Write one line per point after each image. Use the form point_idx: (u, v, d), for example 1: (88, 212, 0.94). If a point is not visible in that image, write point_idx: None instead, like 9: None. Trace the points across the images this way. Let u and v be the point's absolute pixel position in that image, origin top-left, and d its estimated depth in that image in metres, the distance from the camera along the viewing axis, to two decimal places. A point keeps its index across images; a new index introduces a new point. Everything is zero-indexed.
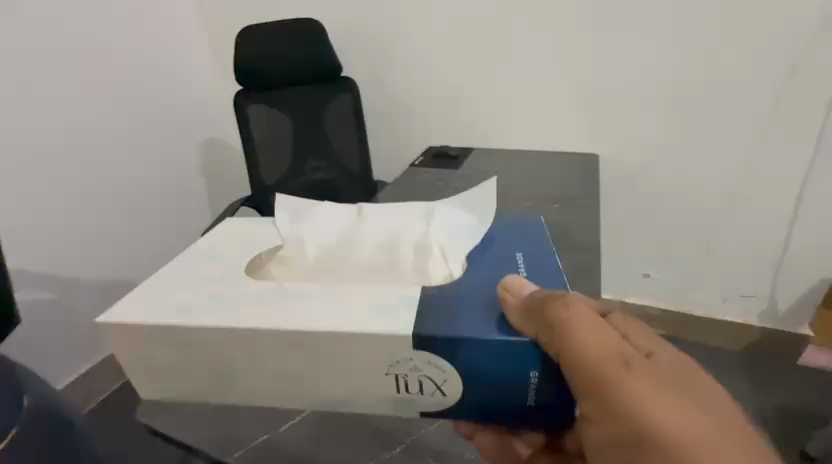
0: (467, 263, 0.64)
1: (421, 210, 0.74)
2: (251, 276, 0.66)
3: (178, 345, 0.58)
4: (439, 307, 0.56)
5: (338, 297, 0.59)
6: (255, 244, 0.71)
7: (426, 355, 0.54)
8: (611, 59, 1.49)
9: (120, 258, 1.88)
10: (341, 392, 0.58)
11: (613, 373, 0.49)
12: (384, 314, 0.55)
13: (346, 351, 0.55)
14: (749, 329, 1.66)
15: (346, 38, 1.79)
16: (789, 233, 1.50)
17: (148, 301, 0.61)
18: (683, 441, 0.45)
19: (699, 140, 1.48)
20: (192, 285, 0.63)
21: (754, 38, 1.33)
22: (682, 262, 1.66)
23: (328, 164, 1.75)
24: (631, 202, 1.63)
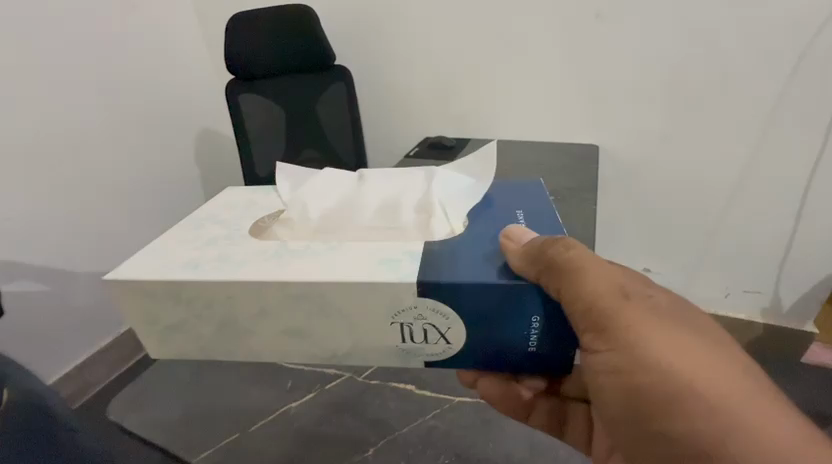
0: (468, 220, 0.62)
1: (420, 174, 0.72)
2: (252, 234, 0.65)
3: (184, 300, 0.57)
4: (442, 257, 0.55)
5: (343, 251, 0.58)
6: (257, 210, 0.70)
7: (431, 303, 0.53)
8: (610, 52, 1.43)
9: (124, 247, 1.78)
10: (347, 343, 0.57)
11: (614, 310, 0.51)
12: (387, 264, 0.55)
13: (352, 301, 0.54)
14: (750, 326, 1.64)
15: (343, 24, 1.71)
16: (794, 229, 1.46)
17: (153, 260, 0.60)
18: (679, 367, 0.48)
19: (702, 133, 1.43)
20: (193, 245, 0.62)
21: (761, 30, 1.27)
22: (686, 258, 1.63)
23: (323, 154, 1.69)
24: (629, 195, 1.59)
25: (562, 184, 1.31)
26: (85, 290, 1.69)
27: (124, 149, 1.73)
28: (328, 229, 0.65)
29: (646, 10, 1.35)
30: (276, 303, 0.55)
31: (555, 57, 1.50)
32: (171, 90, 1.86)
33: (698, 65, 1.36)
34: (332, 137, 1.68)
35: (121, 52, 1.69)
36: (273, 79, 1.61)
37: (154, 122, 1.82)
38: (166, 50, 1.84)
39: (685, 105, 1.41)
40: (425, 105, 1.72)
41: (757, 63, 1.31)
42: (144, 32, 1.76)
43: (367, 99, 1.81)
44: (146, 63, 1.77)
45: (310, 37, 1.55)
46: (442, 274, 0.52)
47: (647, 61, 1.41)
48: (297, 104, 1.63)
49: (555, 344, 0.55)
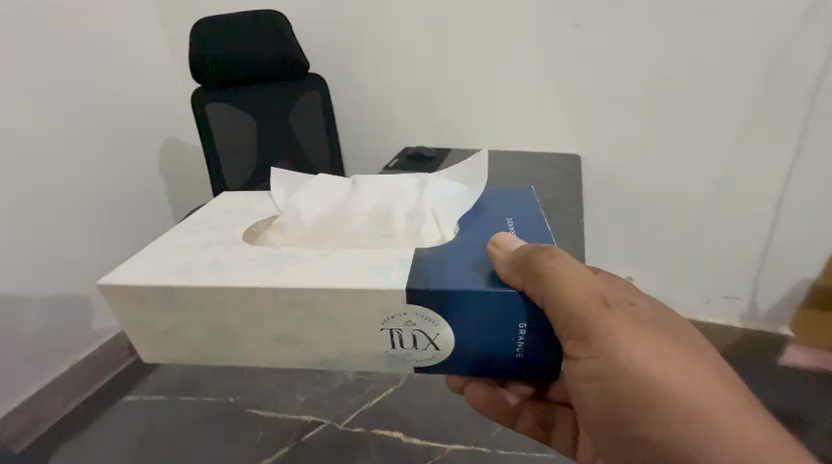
0: (459, 227, 0.63)
1: (413, 182, 0.73)
2: (245, 239, 0.65)
3: (177, 306, 0.57)
4: (432, 264, 0.56)
5: (335, 258, 0.58)
6: (251, 215, 0.70)
7: (421, 310, 0.54)
8: (590, 60, 1.45)
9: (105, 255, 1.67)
10: (338, 349, 0.58)
11: (597, 318, 0.53)
12: (378, 270, 0.56)
13: (342, 307, 0.54)
14: (731, 331, 1.69)
15: (315, 29, 1.66)
16: (771, 234, 1.52)
17: (147, 265, 0.59)
18: (657, 374, 0.50)
19: (684, 140, 1.46)
20: (186, 250, 0.62)
21: (737, 37, 1.31)
22: (666, 265, 1.67)
23: (298, 165, 1.64)
24: (613, 204, 1.62)
25: (549, 196, 1.31)
26: (62, 303, 1.57)
27: (109, 157, 1.67)
28: (320, 235, 0.66)
29: (624, 22, 1.38)
30: (267, 311, 0.56)
31: (534, 66, 1.51)
32: (151, 95, 1.81)
33: (675, 76, 1.40)
34: (306, 148, 1.64)
35: (101, 55, 1.63)
36: (242, 91, 1.56)
37: (137, 128, 1.76)
38: (143, 52, 1.78)
39: (664, 115, 1.45)
40: (398, 114, 1.72)
41: (731, 74, 1.36)
42: (121, 35, 1.70)
43: (346, 107, 1.77)
44: (125, 67, 1.71)
45: (281, 45, 1.51)
46: (431, 281, 0.53)
47: (625, 71, 1.43)
48: (268, 114, 1.58)
49: (542, 350, 0.56)
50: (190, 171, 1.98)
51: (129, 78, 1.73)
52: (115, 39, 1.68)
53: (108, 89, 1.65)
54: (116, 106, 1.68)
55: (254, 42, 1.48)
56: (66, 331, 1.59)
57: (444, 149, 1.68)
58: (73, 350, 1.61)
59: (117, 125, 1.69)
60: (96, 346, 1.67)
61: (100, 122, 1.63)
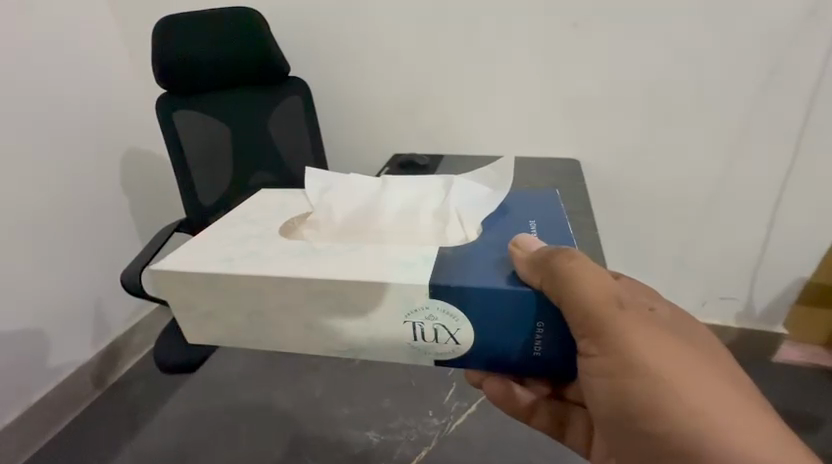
0: (483, 228, 0.66)
1: (440, 183, 0.76)
2: (282, 233, 0.68)
3: (219, 292, 0.60)
4: (456, 261, 0.58)
5: (364, 254, 0.61)
6: (287, 211, 0.73)
7: (442, 304, 0.56)
8: (577, 67, 1.46)
9: (62, 290, 1.71)
10: (364, 339, 0.60)
11: (614, 319, 0.55)
12: (406, 265, 0.58)
13: (369, 300, 0.57)
14: (729, 330, 1.73)
15: (294, 37, 1.64)
16: (768, 236, 1.56)
17: (197, 252, 0.63)
18: (671, 375, 0.53)
19: (683, 142, 1.49)
20: (228, 241, 0.65)
21: (735, 39, 1.34)
22: (665, 270, 1.71)
23: (279, 176, 1.63)
24: (615, 210, 1.64)
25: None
26: (19, 342, 1.60)
27: (84, 171, 1.74)
28: (348, 232, 0.68)
29: (611, 30, 1.40)
30: (302, 291, 0.57)
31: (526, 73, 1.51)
32: (120, 107, 1.86)
33: (672, 83, 1.42)
34: (285, 155, 1.62)
35: (72, 71, 1.69)
36: (216, 96, 1.54)
37: (108, 141, 1.82)
38: (112, 63, 1.82)
39: (657, 123, 1.48)
40: (391, 120, 1.68)
41: (729, 75, 1.38)
42: (91, 47, 1.74)
43: (332, 112, 1.73)
44: (95, 81, 1.76)
45: (254, 45, 1.49)
46: (454, 276, 0.56)
47: (618, 79, 1.45)
48: (245, 118, 1.57)
49: (559, 342, 0.58)
50: (152, 197, 2.01)
51: (100, 91, 1.78)
52: (85, 53, 1.73)
53: (79, 105, 1.72)
54: (88, 121, 1.75)
55: (226, 43, 1.47)
56: (24, 370, 1.63)
57: (438, 156, 1.66)
58: (35, 386, 1.67)
59: (91, 139, 1.76)
60: (57, 382, 1.73)
61: (76, 139, 1.71)
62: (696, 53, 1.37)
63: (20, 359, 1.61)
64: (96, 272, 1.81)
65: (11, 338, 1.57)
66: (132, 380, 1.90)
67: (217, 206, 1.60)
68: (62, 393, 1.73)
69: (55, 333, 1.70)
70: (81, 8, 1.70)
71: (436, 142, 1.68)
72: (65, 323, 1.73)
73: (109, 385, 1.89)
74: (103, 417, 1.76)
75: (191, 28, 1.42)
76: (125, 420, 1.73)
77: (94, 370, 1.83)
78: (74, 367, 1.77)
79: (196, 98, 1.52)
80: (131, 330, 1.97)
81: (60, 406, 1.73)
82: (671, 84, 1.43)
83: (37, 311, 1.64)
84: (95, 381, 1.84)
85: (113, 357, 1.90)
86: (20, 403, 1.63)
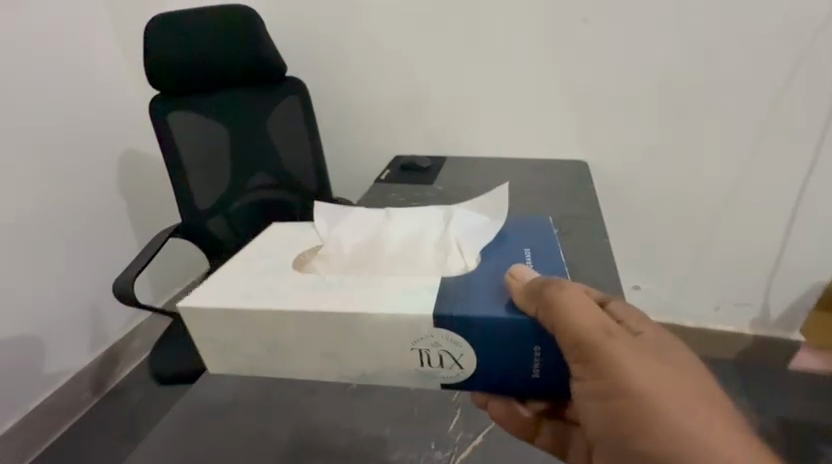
0: (482, 256, 0.60)
1: (437, 214, 0.72)
2: (296, 268, 0.62)
3: (241, 325, 0.55)
4: (460, 290, 0.53)
5: (368, 285, 0.56)
6: (299, 242, 0.67)
7: (447, 333, 0.51)
8: (587, 64, 1.40)
9: (57, 295, 1.65)
10: (372, 366, 0.55)
11: (605, 344, 0.48)
12: (408, 295, 0.53)
13: (372, 327, 0.52)
14: (741, 337, 1.67)
15: (294, 33, 1.58)
16: (785, 240, 1.49)
17: (218, 286, 0.58)
18: (675, 414, 0.44)
19: (696, 143, 1.43)
20: (246, 274, 0.60)
21: (753, 36, 1.27)
22: (676, 274, 1.64)
23: (278, 179, 1.58)
24: (623, 213, 1.58)
25: (560, 212, 1.20)
26: (12, 349, 1.54)
27: (77, 172, 1.68)
28: (351, 262, 0.63)
29: (624, 23, 1.33)
30: (311, 325, 0.53)
31: (534, 69, 1.44)
32: (115, 106, 1.80)
33: (687, 79, 1.36)
34: (283, 159, 1.56)
35: (63, 69, 1.63)
36: (211, 96, 1.49)
37: (102, 141, 1.76)
38: (106, 61, 1.76)
39: (672, 121, 1.41)
40: (392, 121, 1.62)
41: (747, 74, 1.32)
42: (84, 45, 1.69)
43: (332, 113, 1.68)
44: (88, 79, 1.70)
45: (251, 44, 1.43)
46: (455, 306, 0.51)
47: (630, 75, 1.39)
48: (242, 120, 1.52)
49: (558, 368, 0.53)
50: (149, 199, 1.94)
51: (93, 89, 1.72)
52: (77, 51, 1.67)
53: (72, 104, 1.66)
54: (81, 120, 1.69)
55: (221, 41, 1.41)
56: (18, 377, 1.57)
57: (440, 158, 1.60)
58: (30, 394, 1.60)
59: (84, 139, 1.70)
60: (53, 389, 1.66)
61: (68, 138, 1.65)
62: (714, 47, 1.31)
63: (15, 366, 1.55)
64: (90, 276, 1.74)
65: (2, 345, 1.52)
66: (129, 388, 1.84)
67: (213, 210, 1.54)
68: (58, 400, 1.66)
69: (50, 339, 1.64)
70: (73, 4, 1.64)
71: (440, 143, 1.62)
72: (60, 329, 1.67)
73: (107, 392, 1.82)
74: (98, 426, 1.70)
75: (185, 26, 1.37)
76: (120, 428, 1.69)
77: (91, 376, 1.77)
78: (69, 375, 1.71)
79: (190, 99, 1.47)
80: (130, 335, 1.90)
81: (56, 414, 1.66)
82: (686, 80, 1.36)
83: (31, 316, 1.58)
84: (93, 387, 1.78)
85: (111, 363, 1.84)
86: (17, 411, 1.57)
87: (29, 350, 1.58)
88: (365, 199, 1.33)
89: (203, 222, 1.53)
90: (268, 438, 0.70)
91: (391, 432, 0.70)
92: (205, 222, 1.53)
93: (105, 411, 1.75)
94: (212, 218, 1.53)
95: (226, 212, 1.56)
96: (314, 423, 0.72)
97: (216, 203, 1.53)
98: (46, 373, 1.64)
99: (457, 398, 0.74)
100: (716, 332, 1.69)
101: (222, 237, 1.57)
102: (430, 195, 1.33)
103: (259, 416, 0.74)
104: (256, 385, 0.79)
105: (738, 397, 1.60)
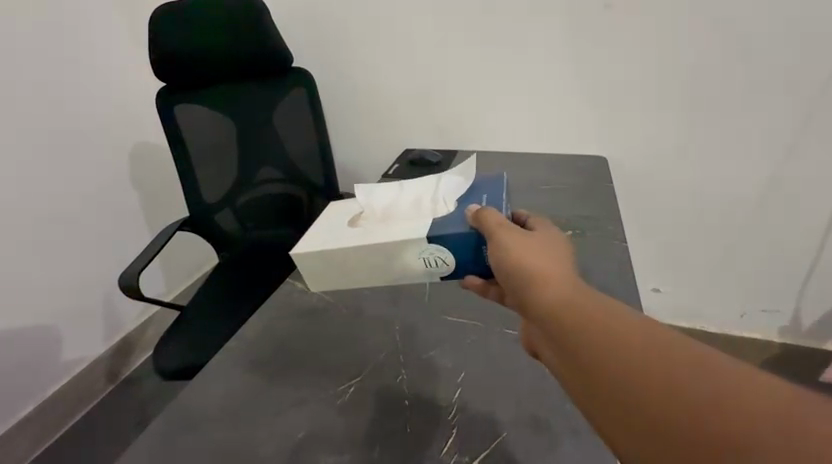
0: (460, 201, 0.71)
1: (433, 176, 0.80)
2: (351, 223, 0.73)
3: (339, 259, 0.69)
4: (450, 223, 0.67)
5: (378, 227, 0.69)
6: (349, 207, 0.78)
7: (435, 247, 0.65)
8: (610, 53, 1.31)
9: (72, 287, 1.67)
10: (400, 270, 0.68)
11: (507, 233, 0.57)
12: (411, 228, 0.67)
13: (382, 244, 0.66)
14: (769, 346, 1.57)
15: (302, 21, 1.53)
16: (823, 244, 1.38)
17: (313, 239, 0.72)
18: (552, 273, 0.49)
19: (726, 139, 1.32)
20: (326, 228, 0.73)
21: (796, 22, 1.15)
22: (699, 277, 1.55)
23: (285, 173, 1.55)
24: (644, 212, 1.49)
25: (575, 213, 1.12)
26: (31, 336, 1.59)
27: (89, 164, 1.69)
28: (377, 219, 0.72)
29: (653, 7, 1.23)
30: (380, 250, 0.67)
31: (553, 59, 1.36)
32: (126, 98, 1.80)
33: (722, 68, 1.25)
34: (290, 152, 1.53)
35: (74, 60, 1.62)
36: (217, 88, 1.46)
37: (113, 133, 1.75)
38: (116, 51, 1.75)
39: (703, 114, 1.31)
40: (401, 112, 1.57)
41: (787, 63, 1.20)
42: (94, 35, 1.67)
43: (340, 104, 1.63)
44: (98, 70, 1.69)
45: (256, 32, 1.39)
46: (434, 231, 0.65)
47: (658, 64, 1.28)
48: (248, 112, 1.49)
49: None
50: (160, 191, 1.93)
51: (104, 81, 1.71)
52: (88, 41, 1.66)
53: (83, 95, 1.65)
54: (92, 112, 1.68)
55: (226, 30, 1.37)
56: (37, 364, 1.61)
57: (451, 152, 1.54)
58: (49, 379, 1.65)
59: (95, 131, 1.70)
60: (70, 376, 1.70)
61: (79, 130, 1.65)
62: (754, 33, 1.19)
63: (34, 353, 1.60)
64: (104, 268, 1.76)
65: (21, 333, 1.56)
66: (142, 376, 1.87)
67: (220, 203, 1.52)
68: (74, 387, 1.71)
69: (66, 328, 1.68)
70: None
71: (451, 136, 1.55)
72: (76, 319, 1.70)
73: (122, 380, 1.84)
74: (111, 413, 1.74)
75: (186, 17, 1.33)
76: (132, 416, 1.72)
77: (106, 365, 1.80)
78: (86, 363, 1.74)
79: (195, 92, 1.44)
80: (144, 324, 1.92)
81: (72, 400, 1.71)
82: (721, 70, 1.25)
83: (47, 306, 1.61)
84: (107, 375, 1.81)
85: (126, 352, 1.86)
86: (34, 397, 1.62)
87: (46, 338, 1.62)
88: None
89: (210, 215, 1.52)
90: (248, 453, 0.65)
91: (379, 453, 0.63)
92: (213, 215, 1.52)
93: (118, 399, 1.79)
94: (220, 212, 1.52)
95: (234, 206, 1.54)
96: (299, 439, 0.66)
97: (223, 197, 1.52)
98: (62, 361, 1.68)
99: (455, 415, 0.67)
100: (740, 339, 1.60)
101: (229, 231, 1.56)
102: None
103: (241, 426, 0.69)
104: (243, 391, 0.74)
105: None
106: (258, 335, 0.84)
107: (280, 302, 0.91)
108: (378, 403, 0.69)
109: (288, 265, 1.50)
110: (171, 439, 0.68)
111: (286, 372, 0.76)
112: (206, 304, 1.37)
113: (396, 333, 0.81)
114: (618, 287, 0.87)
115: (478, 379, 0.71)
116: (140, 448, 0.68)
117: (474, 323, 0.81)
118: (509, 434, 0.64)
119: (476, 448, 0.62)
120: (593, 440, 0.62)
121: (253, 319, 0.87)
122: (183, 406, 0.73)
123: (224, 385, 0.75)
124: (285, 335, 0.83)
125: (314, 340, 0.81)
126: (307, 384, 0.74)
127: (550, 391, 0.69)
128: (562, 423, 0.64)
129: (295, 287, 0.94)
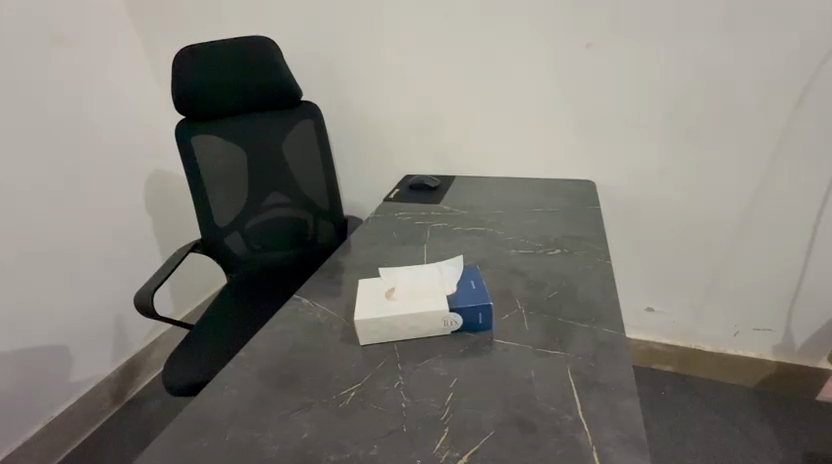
0: (462, 276, 0.93)
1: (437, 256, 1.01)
2: (385, 296, 0.91)
3: (390, 325, 0.85)
4: (460, 298, 0.87)
5: (412, 302, 0.87)
6: (379, 284, 0.94)
7: (458, 317, 0.85)
8: (590, 86, 1.41)
9: (86, 307, 1.74)
10: (434, 328, 0.86)
11: None
12: (439, 299, 0.87)
13: (424, 312, 0.85)
14: (764, 364, 1.60)
15: (308, 57, 1.66)
16: (806, 264, 1.44)
17: (364, 313, 0.86)
18: None
19: (705, 164, 1.41)
20: (370, 303, 0.89)
21: (760, 57, 1.26)
22: (691, 296, 1.60)
23: (292, 197, 1.64)
24: (632, 233, 1.57)
25: (564, 233, 1.19)
26: (44, 357, 1.63)
27: (107, 190, 1.80)
28: (405, 294, 0.89)
29: (627, 45, 1.34)
30: (422, 318, 0.85)
31: (540, 94, 1.47)
32: (144, 128, 1.92)
33: (697, 98, 1.34)
34: (297, 178, 1.63)
35: (99, 95, 1.76)
36: (232, 121, 1.57)
37: (131, 160, 1.88)
38: (136, 87, 1.88)
39: (682, 140, 1.40)
40: (402, 141, 1.68)
41: (758, 92, 1.29)
42: (116, 74, 1.81)
43: (344, 134, 1.75)
44: (119, 104, 1.83)
45: (271, 71, 1.50)
46: (456, 303, 0.86)
47: (636, 97, 1.39)
48: (260, 143, 1.59)
49: None
50: (172, 216, 2.05)
51: (123, 115, 1.85)
52: (110, 78, 1.80)
53: (105, 128, 1.78)
54: (112, 142, 1.81)
55: (244, 71, 1.48)
56: (47, 383, 1.65)
57: (449, 178, 1.63)
58: (57, 399, 1.68)
59: (114, 160, 1.82)
60: (80, 395, 1.75)
61: (100, 160, 1.77)
62: (726, 65, 1.29)
63: (45, 373, 1.64)
64: (116, 289, 1.84)
65: (39, 351, 1.62)
66: (148, 397, 1.90)
67: (231, 227, 1.61)
68: (82, 407, 1.75)
69: (78, 349, 1.73)
70: (109, 36, 1.78)
71: (448, 164, 1.66)
72: (89, 339, 1.77)
73: (127, 401, 1.89)
74: (117, 433, 1.77)
75: (206, 58, 1.44)
76: (139, 435, 1.75)
77: (114, 384, 1.85)
78: (93, 384, 1.79)
79: (209, 125, 1.55)
80: (151, 345, 1.99)
81: (78, 422, 1.74)
82: (695, 99, 1.35)
83: (64, 324, 1.68)
84: (113, 396, 1.85)
85: (132, 373, 1.91)
86: (46, 414, 1.66)
87: (62, 355, 1.69)
88: (372, 216, 1.36)
89: (221, 239, 1.61)
90: (256, 452, 0.70)
91: (378, 450, 0.68)
92: (223, 237, 1.61)
93: (126, 418, 1.82)
94: (231, 235, 1.62)
95: (243, 229, 1.63)
96: (303, 440, 0.71)
97: (234, 221, 1.61)
98: (74, 378, 1.73)
99: (447, 416, 0.72)
100: (734, 357, 1.63)
101: (239, 253, 1.64)
102: (437, 216, 1.35)
103: (251, 427, 0.74)
104: (251, 397, 0.79)
105: (762, 428, 1.52)
106: (265, 347, 0.90)
107: (287, 318, 0.97)
108: (376, 406, 0.75)
109: (292, 286, 1.57)
110: (182, 443, 0.73)
111: (292, 379, 0.82)
112: (213, 322, 1.42)
113: (394, 344, 0.87)
114: (601, 299, 0.94)
115: (469, 385, 0.77)
116: (155, 450, 0.72)
117: (468, 336, 0.87)
118: (496, 432, 0.69)
119: (467, 444, 0.68)
120: (575, 439, 0.67)
121: (261, 332, 0.94)
122: (193, 413, 0.78)
123: (233, 392, 0.81)
124: (291, 346, 0.89)
125: (319, 349, 0.88)
126: (311, 389, 0.79)
127: (536, 394, 0.74)
128: (545, 424, 0.70)
129: (300, 304, 1.01)
